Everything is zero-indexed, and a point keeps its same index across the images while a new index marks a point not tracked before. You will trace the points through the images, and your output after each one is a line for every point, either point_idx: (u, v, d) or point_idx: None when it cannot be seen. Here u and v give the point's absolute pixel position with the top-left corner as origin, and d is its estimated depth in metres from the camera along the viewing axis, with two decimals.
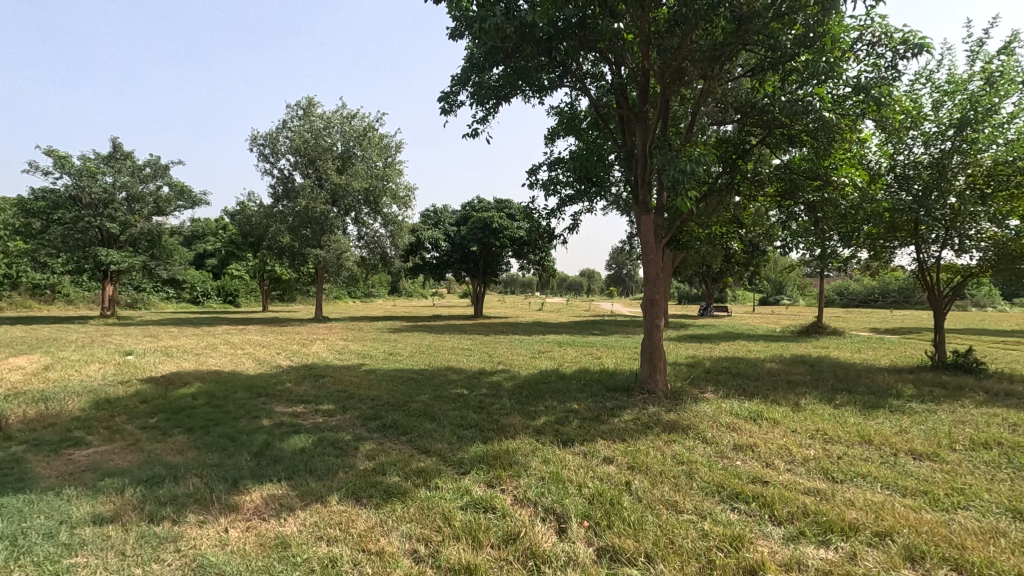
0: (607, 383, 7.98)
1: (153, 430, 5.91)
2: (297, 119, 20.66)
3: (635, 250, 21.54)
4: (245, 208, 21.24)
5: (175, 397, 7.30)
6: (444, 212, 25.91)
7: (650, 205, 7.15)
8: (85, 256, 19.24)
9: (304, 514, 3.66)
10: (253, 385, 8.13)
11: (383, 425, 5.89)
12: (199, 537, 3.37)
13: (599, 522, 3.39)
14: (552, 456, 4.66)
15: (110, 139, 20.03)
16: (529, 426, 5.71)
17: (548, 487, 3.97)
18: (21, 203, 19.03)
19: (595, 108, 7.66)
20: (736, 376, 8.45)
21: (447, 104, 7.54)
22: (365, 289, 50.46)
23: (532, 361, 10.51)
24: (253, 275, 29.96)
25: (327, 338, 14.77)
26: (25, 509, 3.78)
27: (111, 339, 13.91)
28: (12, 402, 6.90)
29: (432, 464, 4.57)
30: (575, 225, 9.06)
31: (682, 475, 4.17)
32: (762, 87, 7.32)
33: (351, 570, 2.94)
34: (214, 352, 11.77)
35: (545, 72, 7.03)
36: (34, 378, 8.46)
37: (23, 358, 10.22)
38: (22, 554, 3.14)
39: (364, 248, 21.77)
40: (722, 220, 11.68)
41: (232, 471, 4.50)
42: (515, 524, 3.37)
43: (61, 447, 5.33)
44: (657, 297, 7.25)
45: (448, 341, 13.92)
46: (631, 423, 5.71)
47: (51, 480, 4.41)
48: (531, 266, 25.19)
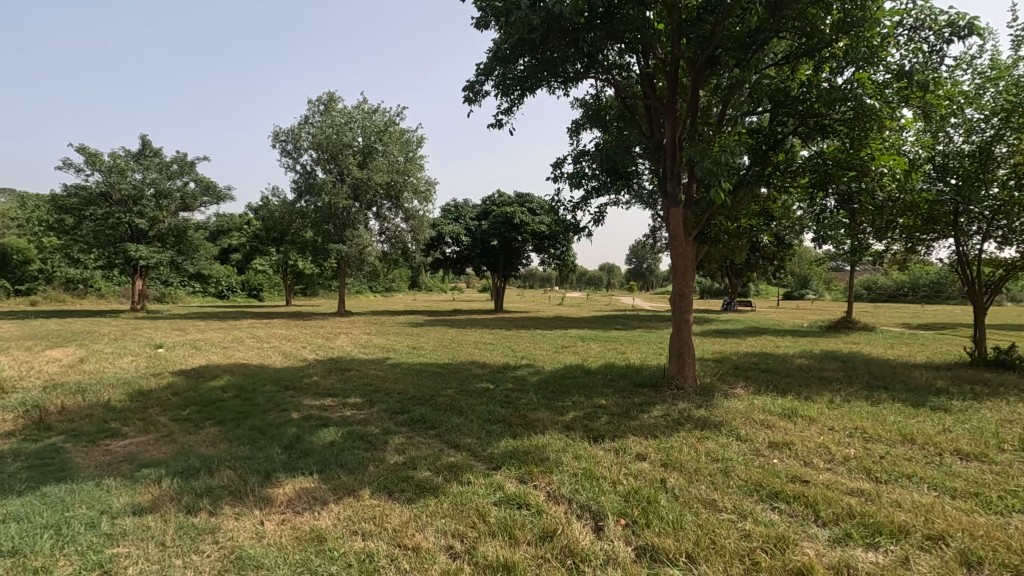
0: (634, 378, 7.90)
1: (186, 422, 5.99)
2: (319, 115, 20.80)
3: (658, 244, 21.30)
4: (268, 203, 21.49)
5: (205, 390, 7.42)
6: (465, 206, 25.89)
7: (680, 198, 6.99)
8: (116, 251, 19.72)
9: (338, 508, 3.66)
10: (280, 378, 8.22)
11: (411, 419, 5.89)
12: (237, 529, 3.39)
13: (637, 520, 3.33)
14: (583, 452, 4.61)
15: (139, 137, 20.42)
16: (558, 421, 5.65)
17: (581, 484, 3.92)
18: (55, 200, 19.59)
19: (622, 99, 7.49)
20: (765, 372, 8.28)
21: (472, 94, 7.47)
22: (385, 284, 50.77)
23: (556, 356, 10.45)
24: (277, 270, 30.36)
25: (351, 332, 14.91)
26: (68, 499, 3.86)
27: (142, 333, 14.21)
28: (50, 393, 7.09)
29: (462, 459, 4.54)
30: (600, 218, 8.92)
31: (718, 474, 4.07)
32: (795, 75, 7.09)
33: (389, 565, 2.93)
34: (242, 346, 11.94)
35: (571, 62, 6.90)
36: (71, 370, 8.69)
37: (59, 351, 10.50)
38: (67, 543, 3.19)
39: (386, 243, 21.88)
40: (750, 213, 11.48)
41: (264, 464, 4.54)
42: (551, 521, 3.33)
43: (98, 438, 5.44)
44: (685, 292, 7.13)
45: (470, 336, 13.93)
46: (661, 419, 5.63)
47: (90, 470, 4.50)
48: (551, 261, 25.09)
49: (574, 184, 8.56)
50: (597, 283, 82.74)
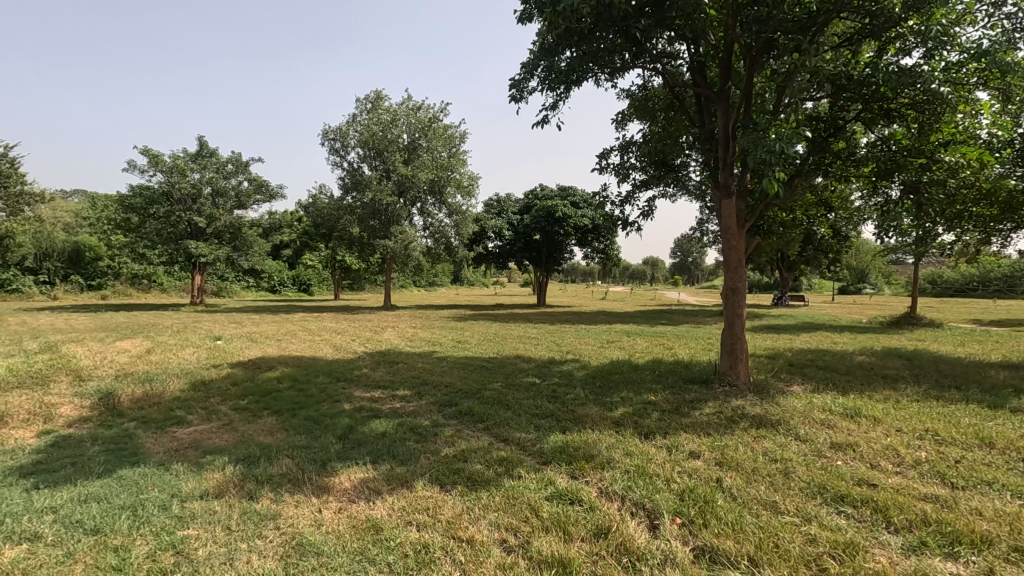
0: (683, 374, 7.73)
1: (245, 411, 6.25)
2: (366, 113, 21.23)
3: (706, 236, 20.77)
4: (317, 200, 22.12)
5: (262, 380, 7.72)
6: (507, 200, 25.94)
7: (733, 188, 6.72)
8: (177, 248, 20.79)
9: (392, 498, 3.73)
10: (331, 370, 8.46)
11: (459, 412, 5.95)
12: (297, 516, 3.50)
13: (694, 520, 3.24)
14: (635, 449, 4.54)
15: (198, 138, 21.30)
16: (607, 417, 5.57)
17: (635, 481, 3.85)
18: (122, 199, 20.73)
19: (672, 89, 7.28)
20: (824, 369, 7.95)
21: (518, 91, 7.43)
22: (428, 279, 51.46)
23: (601, 350, 10.36)
24: (326, 265, 31.32)
25: (398, 326, 15.23)
26: (141, 482, 4.08)
27: (202, 325, 14.93)
28: (122, 382, 7.53)
29: (513, 454, 4.54)
30: (648, 211, 8.72)
31: (778, 475, 3.92)
32: (858, 59, 6.71)
33: (445, 556, 2.95)
34: (294, 338, 12.38)
35: (619, 53, 6.75)
36: (139, 360, 9.21)
37: (128, 342, 11.16)
38: (142, 524, 3.38)
39: (430, 238, 22.16)
40: (806, 204, 11.06)
41: (320, 453, 4.68)
42: (605, 517, 3.30)
43: (166, 425, 5.73)
44: (738, 287, 6.88)
45: (515, 330, 13.99)
46: (715, 417, 5.46)
47: (160, 456, 4.73)
48: (595, 254, 24.76)
49: (622, 178, 8.30)
50: (641, 278, 81.74)
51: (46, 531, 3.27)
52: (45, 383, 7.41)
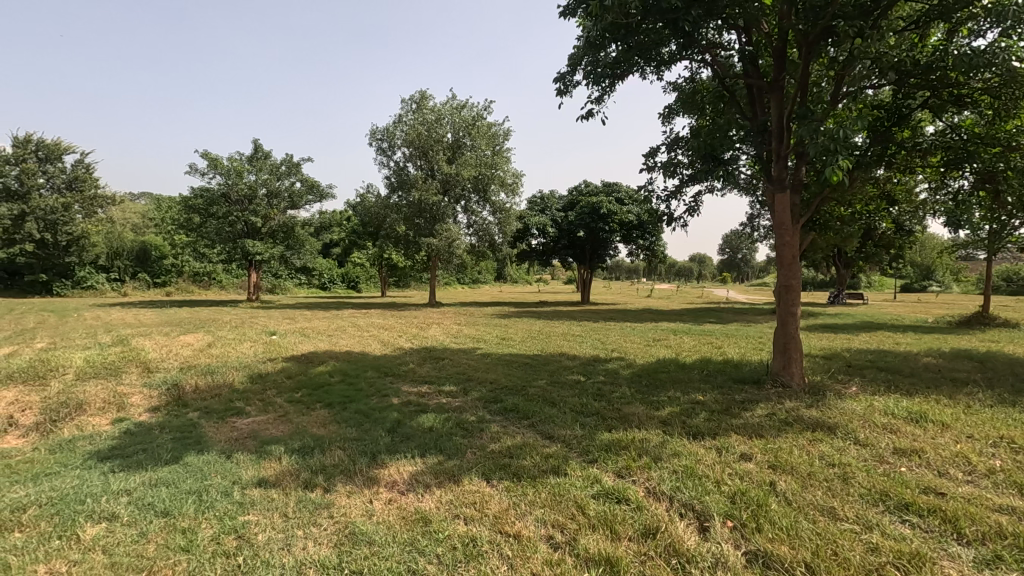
0: (733, 374, 7.50)
1: (299, 404, 6.49)
2: (411, 113, 21.59)
3: (757, 232, 20.09)
4: (365, 199, 22.68)
5: (315, 374, 8.00)
6: (551, 197, 25.83)
7: (788, 182, 6.47)
8: (235, 246, 21.76)
9: (440, 492, 3.80)
10: (379, 365, 8.67)
11: (505, 409, 5.98)
12: (349, 506, 3.61)
13: (746, 524, 3.15)
14: (683, 449, 4.45)
15: (253, 141, 22.25)
16: (654, 417, 5.48)
17: (684, 482, 3.78)
18: (184, 201, 21.85)
19: (722, 80, 7.07)
20: (885, 371, 7.53)
21: (563, 85, 7.38)
22: (472, 276, 52.01)
23: (647, 349, 10.20)
24: (373, 263, 32.11)
25: (443, 322, 15.47)
26: (206, 468, 4.32)
27: (258, 321, 15.59)
28: (187, 374, 7.98)
29: (558, 451, 4.53)
30: (696, 207, 8.51)
31: (836, 480, 3.76)
32: (925, 42, 6.33)
33: (492, 551, 2.98)
34: (345, 334, 12.77)
35: (666, 45, 6.61)
36: (202, 354, 9.71)
37: (191, 336, 11.78)
38: (207, 508, 3.57)
39: (474, 235, 22.37)
40: (866, 198, 10.54)
41: (370, 446, 4.81)
42: (653, 518, 3.25)
43: (226, 415, 6.02)
44: (792, 284, 6.62)
45: (559, 328, 13.96)
46: (767, 419, 5.29)
47: (222, 444, 4.98)
48: (640, 251, 24.39)
49: (669, 173, 8.11)
50: (688, 275, 80.01)
51: (123, 512, 3.51)
52: (117, 374, 7.93)
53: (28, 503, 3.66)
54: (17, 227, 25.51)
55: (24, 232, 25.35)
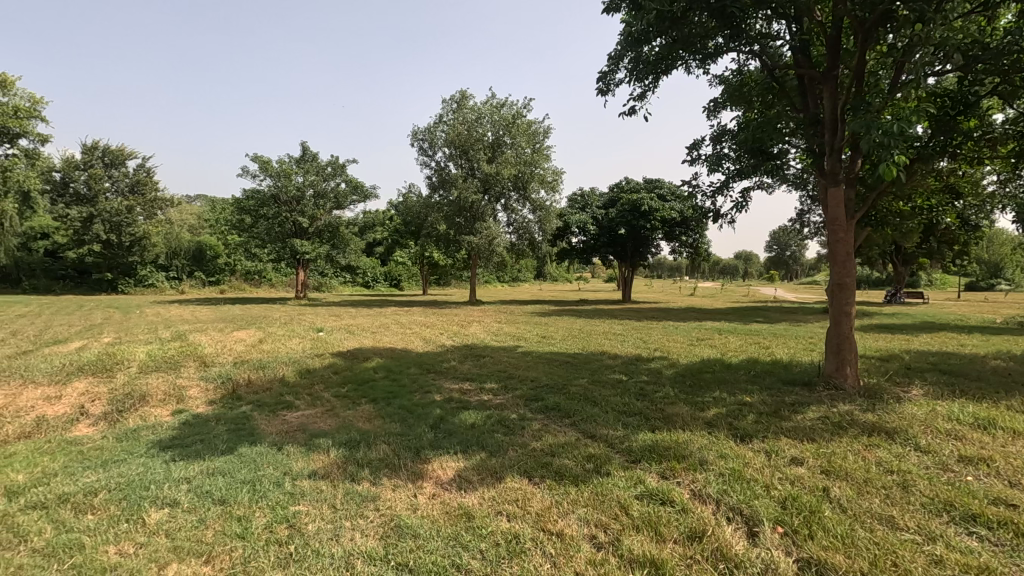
0: (782, 375, 7.25)
1: (345, 398, 6.68)
2: (452, 113, 21.81)
3: (808, 228, 19.34)
4: (407, 199, 23.08)
5: (360, 369, 8.22)
6: (592, 194, 25.62)
7: (842, 176, 6.20)
8: (284, 246, 22.55)
9: (482, 488, 3.83)
10: (422, 362, 8.81)
11: (546, 407, 5.98)
12: (393, 499, 3.69)
13: (798, 530, 3.05)
14: (730, 452, 4.33)
15: (301, 144, 23.00)
16: (698, 418, 5.37)
17: (730, 485, 3.69)
18: (237, 203, 22.79)
19: (770, 72, 6.84)
20: (949, 375, 7.12)
21: (605, 84, 7.31)
22: (512, 274, 52.23)
23: (691, 348, 9.99)
24: (415, 261, 32.63)
25: (483, 320, 15.60)
26: (258, 459, 4.50)
27: (305, 318, 16.12)
28: (240, 368, 8.33)
29: (600, 450, 4.50)
30: (743, 203, 8.27)
31: (894, 487, 3.58)
32: (994, 25, 5.94)
33: (535, 548, 2.99)
34: (388, 331, 13.04)
35: (712, 38, 6.44)
36: (254, 349, 10.11)
37: (244, 332, 12.28)
38: (261, 497, 3.72)
39: (514, 234, 22.44)
40: (928, 191, 9.97)
41: (415, 441, 4.89)
42: (699, 521, 3.18)
43: (277, 408, 6.25)
44: (846, 282, 6.34)
45: (600, 326, 13.84)
46: (819, 422, 5.09)
47: (273, 436, 5.18)
48: (683, 248, 23.88)
49: (714, 168, 7.89)
50: (733, 273, 77.91)
51: (183, 498, 3.70)
52: (176, 367, 8.36)
53: (100, 487, 3.91)
54: (87, 228, 27.20)
55: (92, 233, 27.04)
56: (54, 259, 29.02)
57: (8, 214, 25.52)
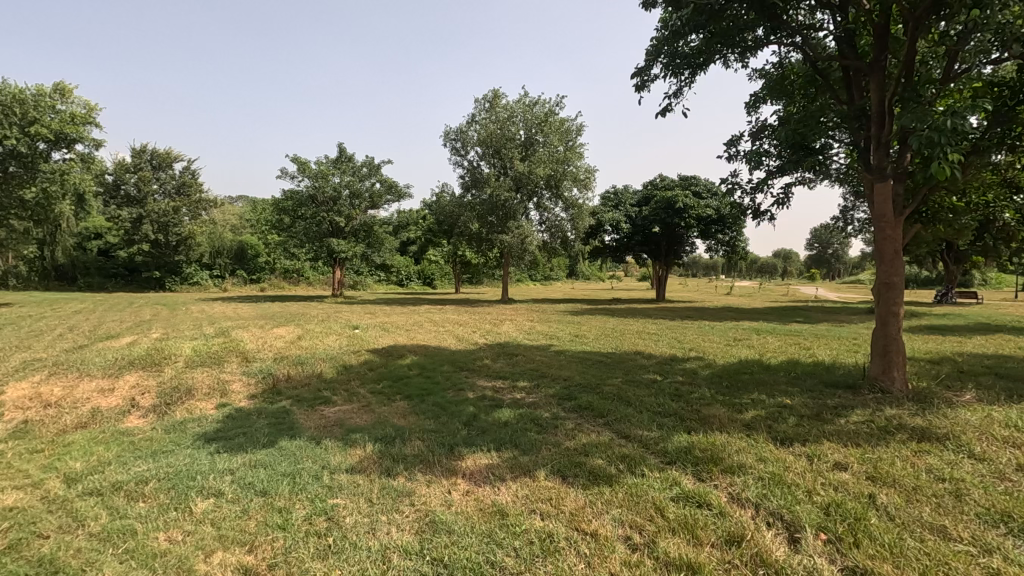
0: (824, 377, 7.00)
1: (381, 395, 6.79)
2: (484, 112, 21.90)
3: (851, 224, 18.67)
4: (440, 198, 23.31)
5: (395, 366, 8.35)
6: (625, 192, 25.35)
7: (889, 171, 5.96)
8: (321, 245, 23.04)
9: (516, 486, 3.83)
10: (455, 360, 8.88)
11: (579, 406, 5.94)
12: (428, 495, 3.73)
13: (843, 538, 2.95)
14: (770, 455, 4.22)
15: (338, 145, 23.52)
16: (736, 420, 5.25)
17: (770, 489, 3.60)
18: (276, 203, 23.44)
19: (813, 65, 6.63)
20: (1006, 379, 6.75)
21: (640, 80, 7.21)
22: (544, 273, 52.12)
23: (728, 349, 9.77)
24: (448, 260, 32.91)
25: (516, 319, 15.60)
26: (297, 453, 4.62)
27: (342, 315, 16.46)
28: (280, 364, 8.57)
29: (634, 450, 4.46)
30: (784, 199, 8.03)
31: (946, 496, 3.42)
32: None
33: (569, 548, 2.98)
34: (422, 329, 13.19)
35: (752, 31, 6.28)
36: (293, 345, 10.39)
37: (283, 329, 12.63)
38: (300, 490, 3.82)
39: (546, 232, 22.40)
40: (982, 185, 9.47)
41: (448, 438, 4.94)
42: (737, 526, 3.11)
43: (315, 404, 6.40)
44: (894, 281, 6.09)
45: (633, 325, 13.68)
46: (865, 426, 4.91)
47: (312, 431, 5.31)
48: (719, 246, 23.37)
49: (755, 164, 7.69)
50: (772, 272, 75.88)
51: (227, 489, 3.83)
52: (220, 362, 8.66)
53: (149, 477, 4.07)
54: (137, 228, 28.41)
55: (141, 233, 28.28)
56: (107, 258, 30.40)
57: (65, 215, 26.88)
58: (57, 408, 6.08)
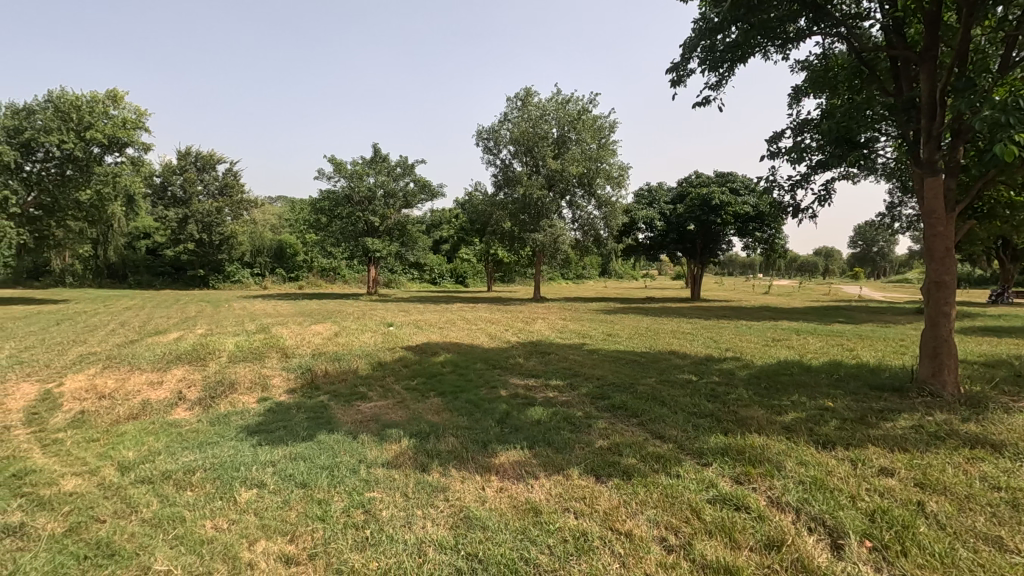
0: (869, 380, 6.74)
1: (415, 391, 6.90)
2: (516, 111, 21.91)
3: (898, 221, 17.93)
4: (473, 197, 23.46)
5: (429, 363, 8.45)
6: (659, 190, 24.98)
7: (940, 165, 5.71)
8: (357, 244, 23.50)
9: (549, 484, 3.84)
10: (488, 358, 8.93)
11: (613, 405, 5.90)
12: (462, 491, 3.77)
13: (889, 546, 2.84)
14: (811, 459, 4.11)
15: (373, 146, 23.92)
16: (776, 422, 5.12)
17: (812, 494, 3.50)
18: (314, 203, 24.01)
19: (859, 55, 6.39)
20: None
21: (677, 75, 7.10)
22: (577, 272, 51.84)
23: (766, 349, 9.53)
24: (480, 258, 33.08)
25: (548, 318, 15.58)
26: (335, 446, 4.73)
27: (376, 313, 16.76)
28: (318, 360, 8.79)
29: (669, 451, 4.41)
30: (826, 195, 7.78)
31: (1002, 506, 3.26)
32: None
33: (603, 547, 2.97)
34: (455, 327, 13.32)
35: (793, 21, 6.09)
36: (330, 342, 10.64)
37: (320, 326, 12.93)
38: (338, 482, 3.92)
39: (579, 230, 22.31)
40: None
41: (482, 434, 4.98)
42: (777, 530, 3.04)
43: (352, 399, 6.54)
44: (945, 280, 5.83)
45: (667, 325, 13.50)
46: (913, 431, 4.72)
47: (349, 425, 5.43)
48: (757, 244, 22.80)
49: (796, 159, 7.46)
50: (812, 271, 73.56)
51: (269, 481, 3.95)
52: (261, 358, 8.94)
53: (196, 467, 4.24)
54: (182, 228, 29.61)
55: (187, 233, 29.45)
56: (155, 257, 31.71)
57: (116, 216, 28.19)
58: (111, 399, 6.39)
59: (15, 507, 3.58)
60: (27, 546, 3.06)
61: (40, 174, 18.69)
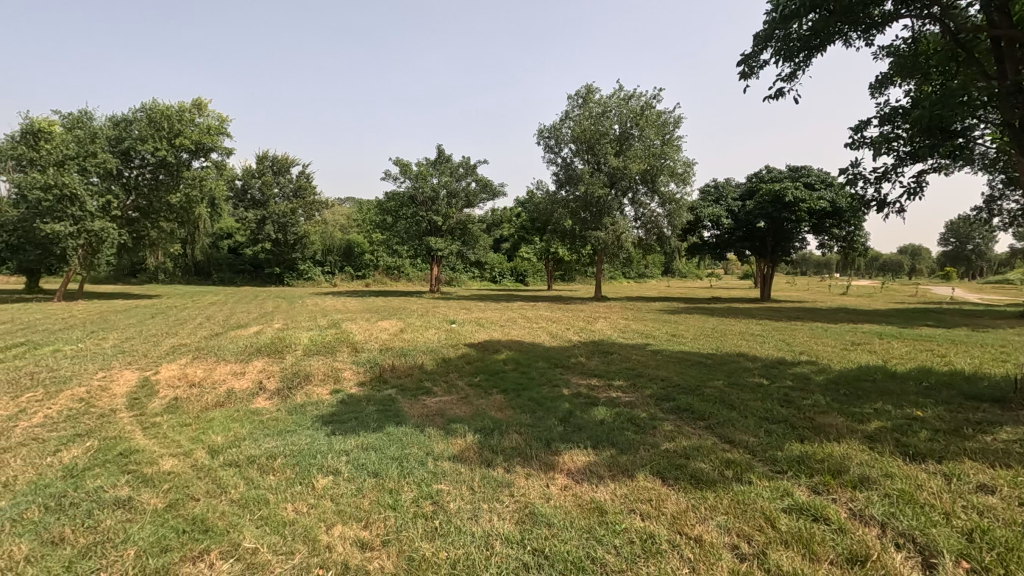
0: (965, 389, 6.21)
1: (478, 388, 7.01)
2: (578, 108, 21.74)
3: (1001, 216, 16.38)
4: (534, 196, 23.50)
5: (491, 361, 8.57)
6: (727, 186, 24.09)
7: None
8: (420, 243, 24.09)
9: (615, 485, 3.80)
10: (550, 356, 8.94)
11: (678, 408, 5.77)
12: (527, 487, 3.81)
13: (991, 568, 2.62)
14: (897, 471, 3.85)
15: (436, 147, 24.46)
16: (857, 431, 4.82)
17: (899, 508, 3.28)
18: (380, 203, 24.82)
19: (955, 36, 5.92)
20: None
21: (748, 67, 6.82)
22: (638, 271, 50.75)
23: (845, 353, 8.99)
24: (540, 257, 33.08)
25: (609, 317, 15.40)
26: (403, 439, 4.89)
27: (439, 310, 17.14)
28: (385, 355, 9.11)
29: (740, 456, 4.25)
30: (915, 189, 7.24)
31: None
32: None
33: (671, 550, 2.92)
34: (516, 325, 13.42)
35: (878, 4, 5.73)
36: (396, 338, 10.99)
37: (386, 322, 13.37)
38: (407, 474, 4.05)
39: (642, 228, 21.90)
40: None
41: (545, 432, 5.00)
42: (860, 544, 2.88)
43: (418, 393, 6.74)
44: None
45: (735, 325, 13.02)
46: (1016, 446, 4.32)
47: (416, 419, 5.60)
48: (834, 242, 21.54)
49: (881, 151, 6.99)
50: (897, 271, 68.46)
51: (343, 469, 4.15)
52: (333, 351, 9.37)
53: (277, 453, 4.52)
54: (261, 228, 31.89)
55: (265, 233, 31.74)
56: (236, 256, 33.82)
57: (203, 218, 30.38)
58: (200, 388, 6.89)
59: (122, 483, 3.95)
60: (134, 518, 3.37)
61: (137, 179, 20.45)
